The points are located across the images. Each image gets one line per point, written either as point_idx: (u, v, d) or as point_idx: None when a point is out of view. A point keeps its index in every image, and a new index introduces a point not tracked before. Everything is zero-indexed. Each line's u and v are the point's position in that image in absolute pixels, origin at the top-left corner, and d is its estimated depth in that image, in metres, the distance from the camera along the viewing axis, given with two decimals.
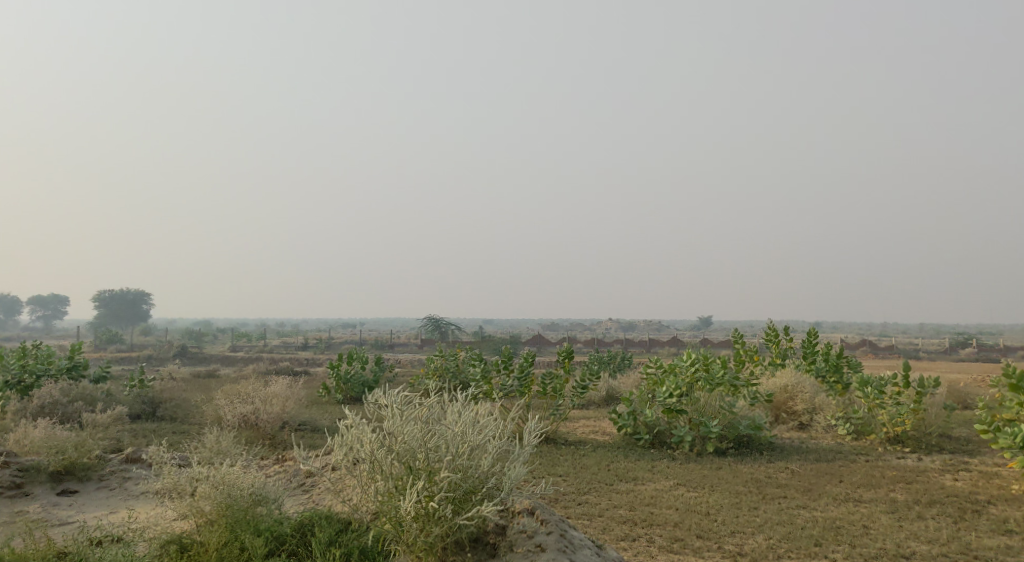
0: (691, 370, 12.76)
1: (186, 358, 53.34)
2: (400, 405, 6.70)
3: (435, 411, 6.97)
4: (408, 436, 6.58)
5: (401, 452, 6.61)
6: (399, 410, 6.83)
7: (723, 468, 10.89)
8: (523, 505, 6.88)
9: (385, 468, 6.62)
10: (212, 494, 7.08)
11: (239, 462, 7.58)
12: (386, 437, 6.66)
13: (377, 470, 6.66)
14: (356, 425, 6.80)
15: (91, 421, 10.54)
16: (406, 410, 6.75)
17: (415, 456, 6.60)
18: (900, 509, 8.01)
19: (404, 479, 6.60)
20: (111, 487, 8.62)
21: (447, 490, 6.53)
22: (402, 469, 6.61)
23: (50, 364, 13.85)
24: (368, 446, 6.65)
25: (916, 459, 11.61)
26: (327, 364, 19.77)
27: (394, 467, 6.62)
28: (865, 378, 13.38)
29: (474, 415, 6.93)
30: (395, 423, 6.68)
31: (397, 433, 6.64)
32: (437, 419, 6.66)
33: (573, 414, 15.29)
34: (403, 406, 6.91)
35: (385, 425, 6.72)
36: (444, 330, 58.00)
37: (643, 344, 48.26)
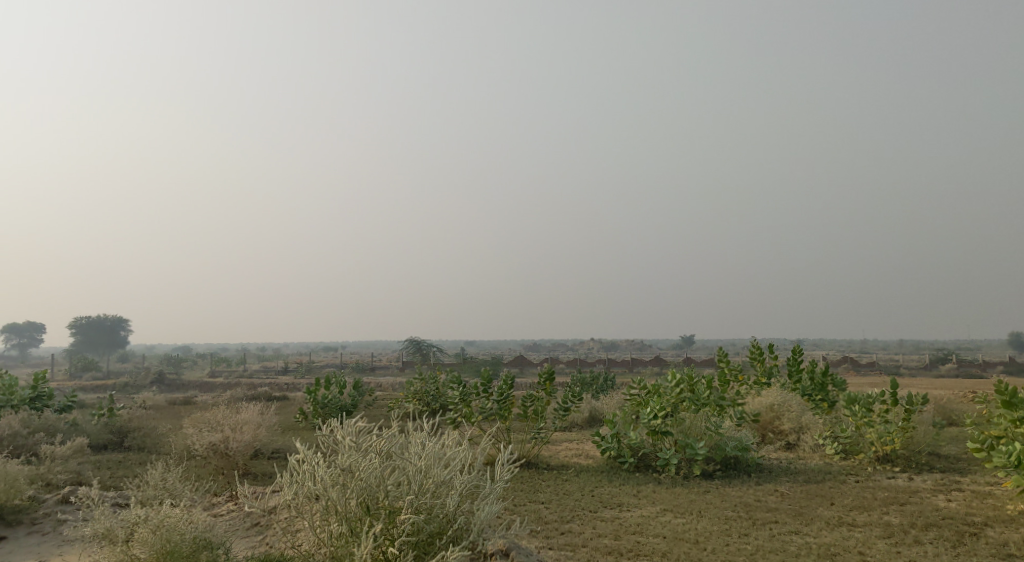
0: (675, 391, 12.45)
1: (164, 384, 52.50)
2: (354, 439, 6.38)
3: (396, 443, 6.62)
4: (365, 471, 6.24)
5: (357, 491, 6.26)
6: (355, 443, 6.48)
7: (710, 491, 10.56)
8: (497, 545, 6.65)
9: (340, 509, 6.26)
10: (149, 540, 6.70)
11: (183, 502, 7.20)
12: (341, 473, 6.30)
13: (332, 511, 6.30)
14: (308, 461, 6.45)
15: (49, 454, 10.07)
16: (362, 443, 6.41)
17: (373, 494, 6.26)
18: (896, 534, 7.71)
19: (362, 519, 6.24)
20: (44, 533, 8.11)
21: (408, 533, 6.21)
22: (359, 510, 6.26)
23: (12, 393, 13.36)
24: (322, 483, 6.29)
25: (907, 478, 11.34)
26: (304, 389, 19.31)
27: (350, 505, 6.25)
28: (852, 395, 13.12)
29: (439, 448, 6.63)
30: (349, 458, 6.34)
31: (353, 470, 6.29)
32: (397, 454, 6.36)
33: (555, 437, 14.92)
34: (359, 438, 6.56)
35: (340, 460, 6.37)
36: (426, 352, 57.56)
37: (626, 363, 48.10)
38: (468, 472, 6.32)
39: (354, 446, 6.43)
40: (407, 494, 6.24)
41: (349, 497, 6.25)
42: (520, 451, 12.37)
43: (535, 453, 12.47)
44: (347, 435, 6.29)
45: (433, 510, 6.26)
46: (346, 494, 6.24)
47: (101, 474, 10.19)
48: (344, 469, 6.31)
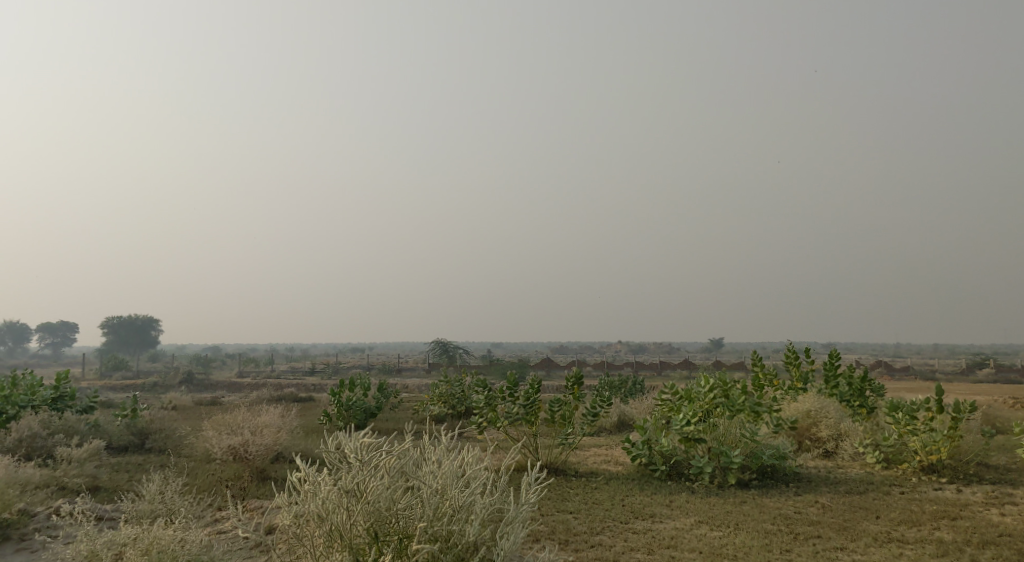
0: (708, 396, 11.97)
1: (192, 384, 52.84)
2: (362, 455, 5.95)
3: (408, 458, 6.22)
4: (374, 495, 5.91)
5: (365, 515, 5.94)
6: (362, 459, 6.04)
7: (747, 502, 10.08)
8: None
9: (347, 536, 5.92)
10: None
11: (180, 522, 6.93)
12: (348, 496, 5.93)
13: (335, 536, 5.94)
14: (312, 480, 6.04)
15: (65, 456, 9.87)
16: (371, 462, 6.00)
17: (386, 518, 5.98)
18: (952, 552, 7.23)
19: (373, 544, 5.94)
20: (32, 549, 7.59)
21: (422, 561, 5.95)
22: (367, 537, 5.94)
23: (34, 394, 13.22)
24: (327, 505, 5.94)
25: (956, 490, 10.77)
26: (328, 391, 19.08)
27: (358, 529, 5.93)
28: (895, 402, 12.55)
29: (458, 466, 6.32)
30: (356, 478, 5.94)
31: (362, 492, 5.94)
32: (410, 475, 6.02)
33: (583, 442, 14.49)
34: (367, 451, 6.13)
35: (347, 480, 5.96)
36: (453, 355, 57.57)
37: (654, 367, 47.49)
38: (489, 496, 6.02)
39: (361, 464, 6.01)
40: (422, 521, 5.98)
41: (357, 521, 5.94)
42: (547, 458, 11.97)
43: (562, 459, 12.06)
44: (355, 453, 5.85)
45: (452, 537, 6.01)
46: (354, 517, 5.92)
47: (118, 479, 9.95)
48: (351, 490, 5.94)
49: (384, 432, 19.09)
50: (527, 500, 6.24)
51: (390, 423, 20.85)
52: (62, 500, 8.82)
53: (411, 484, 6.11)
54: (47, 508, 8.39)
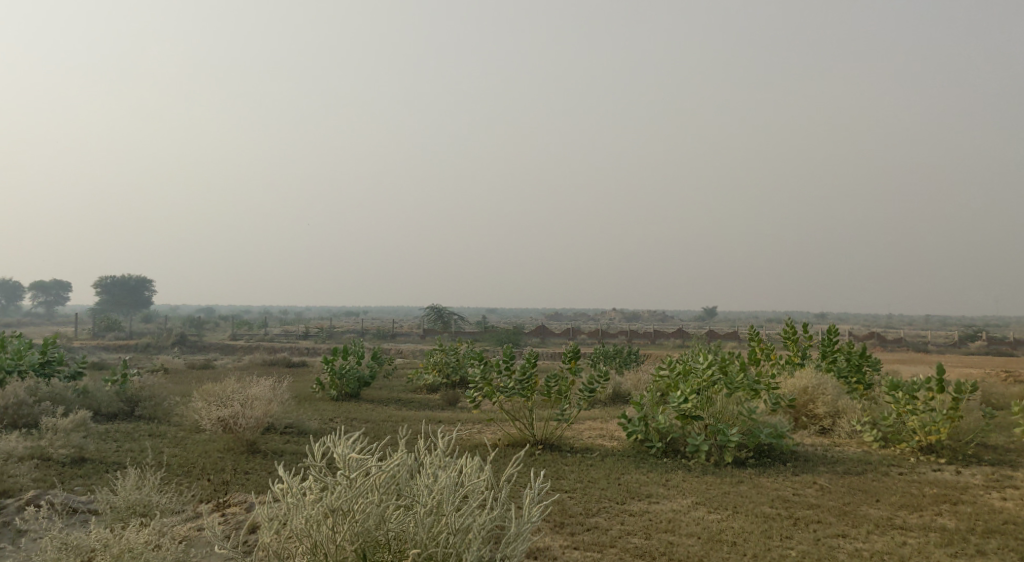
0: (706, 373, 11.77)
1: (185, 346, 52.65)
2: (352, 474, 5.59)
3: (401, 471, 5.84)
4: (363, 515, 5.57)
5: (352, 535, 5.62)
6: (349, 475, 5.68)
7: (744, 482, 9.94)
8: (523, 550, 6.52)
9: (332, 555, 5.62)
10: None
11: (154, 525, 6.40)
12: (334, 517, 5.58)
13: (319, 554, 5.64)
14: (295, 495, 5.69)
15: (51, 426, 9.59)
16: (359, 480, 5.63)
17: (376, 537, 5.66)
18: (956, 542, 7.10)
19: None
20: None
21: None
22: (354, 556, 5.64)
23: (21, 359, 12.93)
24: (312, 524, 5.62)
25: (955, 472, 10.64)
26: (321, 358, 18.87)
27: (345, 548, 5.62)
28: (896, 381, 12.38)
29: (456, 480, 5.88)
30: (345, 498, 5.58)
31: (348, 512, 5.60)
32: (403, 494, 5.65)
33: (579, 415, 14.34)
34: (355, 465, 5.75)
35: (333, 498, 5.61)
36: (447, 320, 57.49)
37: (648, 335, 47.48)
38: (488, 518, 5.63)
39: (349, 482, 5.65)
40: (414, 542, 5.63)
41: (343, 541, 5.61)
42: (542, 433, 11.81)
43: (557, 434, 11.91)
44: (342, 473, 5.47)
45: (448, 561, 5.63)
46: (340, 539, 5.59)
47: (105, 453, 9.71)
48: (337, 510, 5.59)
49: (377, 400, 18.93)
50: (528, 519, 5.87)
51: (383, 390, 20.70)
52: (47, 473, 8.56)
53: (403, 501, 5.78)
54: (31, 482, 8.14)
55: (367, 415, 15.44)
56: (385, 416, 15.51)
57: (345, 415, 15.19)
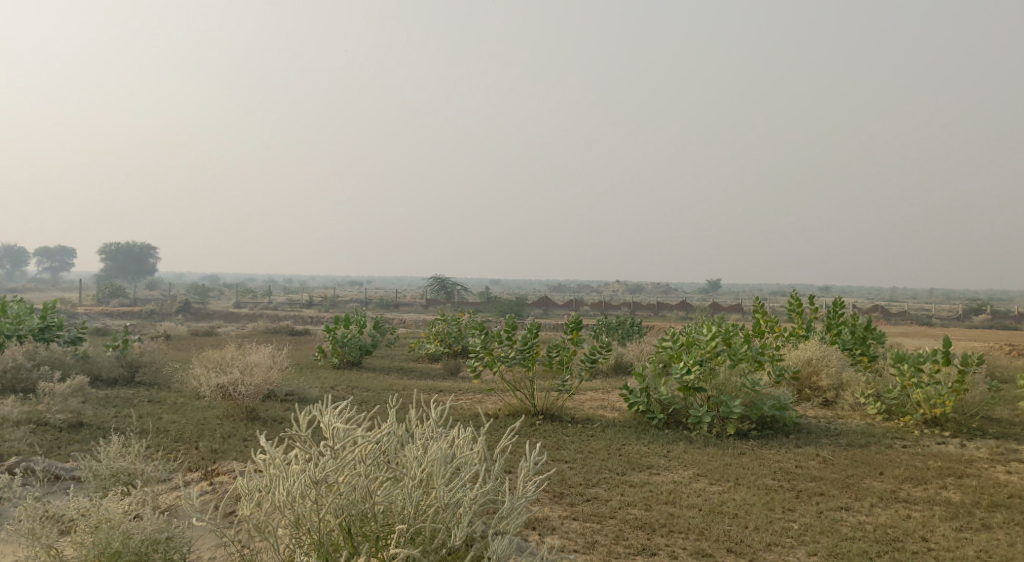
0: (710, 344, 11.64)
1: (190, 314, 52.75)
2: (338, 442, 5.19)
3: (390, 442, 5.48)
4: (349, 487, 5.16)
5: (337, 508, 5.18)
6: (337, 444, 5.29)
7: (746, 454, 9.86)
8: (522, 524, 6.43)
9: (316, 531, 5.18)
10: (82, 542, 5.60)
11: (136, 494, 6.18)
12: (317, 488, 5.15)
13: (302, 529, 5.19)
14: (278, 464, 5.26)
15: (48, 391, 9.51)
16: (346, 448, 5.24)
17: (362, 512, 5.23)
18: (962, 516, 7.00)
19: (345, 542, 5.22)
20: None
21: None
22: (339, 532, 5.20)
23: (20, 323, 12.84)
24: (294, 497, 5.19)
25: (960, 445, 10.54)
26: (322, 326, 18.80)
27: (329, 522, 5.19)
28: (901, 353, 12.24)
29: (448, 454, 5.50)
30: (330, 468, 5.17)
31: (334, 481, 5.19)
32: (392, 464, 5.25)
33: (580, 386, 14.27)
34: (343, 433, 5.39)
35: (317, 468, 5.20)
36: (450, 290, 57.53)
37: (652, 307, 47.43)
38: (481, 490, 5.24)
39: (335, 452, 5.25)
40: (402, 516, 5.21)
41: (327, 516, 5.18)
42: (543, 403, 11.73)
43: (558, 405, 11.84)
44: (327, 440, 5.07)
45: (438, 537, 5.21)
46: (324, 512, 5.15)
47: (103, 419, 9.63)
48: (321, 482, 5.16)
49: (379, 369, 18.90)
50: (523, 495, 5.49)
51: (385, 359, 20.66)
52: (44, 437, 8.50)
53: (391, 473, 5.37)
54: (26, 448, 8.06)
55: (368, 384, 15.40)
56: (386, 384, 15.47)
57: (346, 383, 15.14)
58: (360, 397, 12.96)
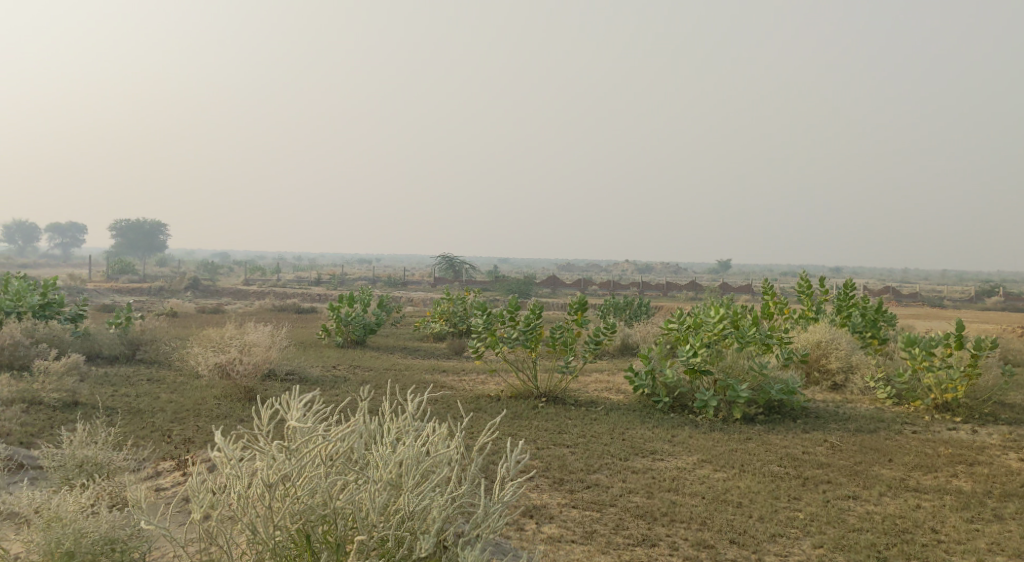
0: (716, 327, 11.39)
1: (198, 290, 52.83)
2: (293, 442, 4.75)
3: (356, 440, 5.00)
4: (305, 491, 4.73)
5: (294, 513, 4.75)
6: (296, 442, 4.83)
7: (752, 439, 9.66)
8: (518, 512, 6.28)
9: (270, 538, 4.75)
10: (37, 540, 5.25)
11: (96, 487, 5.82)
12: (271, 492, 4.72)
13: (255, 536, 4.76)
14: (232, 464, 4.81)
15: (42, 369, 9.38)
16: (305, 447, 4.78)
17: (322, 518, 4.80)
18: (973, 505, 6.80)
19: (304, 549, 4.81)
20: None
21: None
22: (297, 539, 4.79)
23: (20, 300, 12.71)
24: (246, 501, 4.75)
25: (972, 431, 10.31)
26: (326, 305, 18.68)
27: (286, 529, 4.76)
28: (913, 337, 11.96)
29: (419, 455, 5.00)
30: (285, 470, 4.74)
31: (293, 483, 4.76)
32: (353, 465, 4.79)
33: (585, 367, 14.09)
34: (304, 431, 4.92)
35: (273, 469, 4.76)
36: (458, 269, 57.44)
37: (660, 287, 47.20)
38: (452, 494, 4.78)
39: (289, 452, 4.81)
40: (364, 524, 4.74)
41: (283, 522, 4.75)
42: (546, 385, 11.56)
43: (562, 387, 11.66)
44: (279, 439, 4.63)
45: (405, 545, 4.76)
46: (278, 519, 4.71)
47: (99, 398, 9.50)
48: (275, 485, 4.73)
49: (384, 348, 18.79)
50: (502, 498, 4.99)
51: (389, 338, 20.54)
52: (37, 417, 8.37)
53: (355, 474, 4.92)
54: (19, 428, 7.93)
55: (371, 363, 15.27)
56: (389, 364, 15.34)
57: (349, 362, 15.02)
58: (362, 376, 12.82)
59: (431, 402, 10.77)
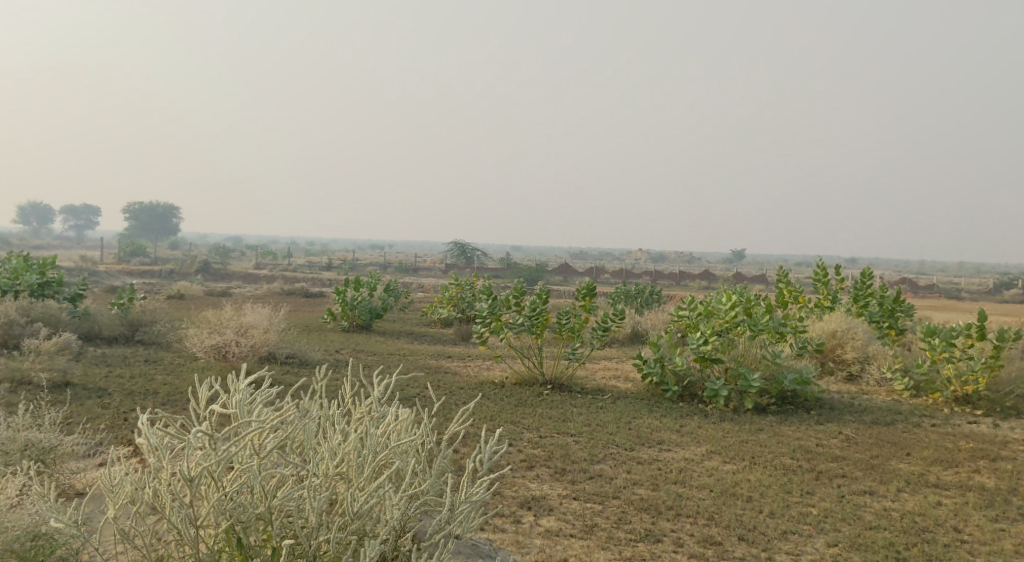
0: (728, 314, 11.04)
1: (209, 274, 52.80)
2: (219, 432, 4.28)
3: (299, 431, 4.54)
4: (236, 487, 4.27)
5: (223, 510, 4.29)
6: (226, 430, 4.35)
7: (764, 431, 9.32)
8: (517, 505, 5.98)
9: (196, 538, 4.30)
10: None
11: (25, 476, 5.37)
12: (193, 488, 4.23)
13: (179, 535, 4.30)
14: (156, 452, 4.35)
15: (31, 347, 9.13)
16: (236, 437, 4.30)
17: (256, 517, 4.36)
18: (997, 504, 6.43)
19: (234, 552, 4.36)
20: None
21: None
22: (225, 540, 4.34)
23: (18, 279, 12.48)
24: (169, 496, 4.29)
25: (994, 425, 9.92)
26: (332, 289, 18.42)
27: (214, 527, 4.31)
28: (933, 327, 11.52)
29: (371, 452, 4.59)
30: (212, 464, 4.26)
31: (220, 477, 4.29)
32: (292, 460, 4.36)
33: (594, 355, 13.77)
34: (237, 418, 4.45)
35: (200, 462, 4.29)
36: (470, 255, 57.24)
37: (672, 276, 46.75)
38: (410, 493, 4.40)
39: (216, 443, 4.32)
40: (303, 528, 4.32)
41: (209, 520, 4.31)
42: (552, 372, 11.23)
43: (568, 373, 11.36)
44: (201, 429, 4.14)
45: (351, 551, 4.36)
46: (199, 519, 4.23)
47: (90, 379, 9.25)
48: (197, 480, 4.24)
49: (390, 333, 18.52)
50: (469, 498, 4.55)
51: (396, 323, 20.28)
52: (23, 396, 8.13)
53: (294, 468, 4.51)
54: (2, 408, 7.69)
55: (377, 348, 15.01)
56: (394, 349, 15.06)
57: (353, 346, 14.76)
58: (364, 361, 12.55)
59: (432, 388, 10.48)
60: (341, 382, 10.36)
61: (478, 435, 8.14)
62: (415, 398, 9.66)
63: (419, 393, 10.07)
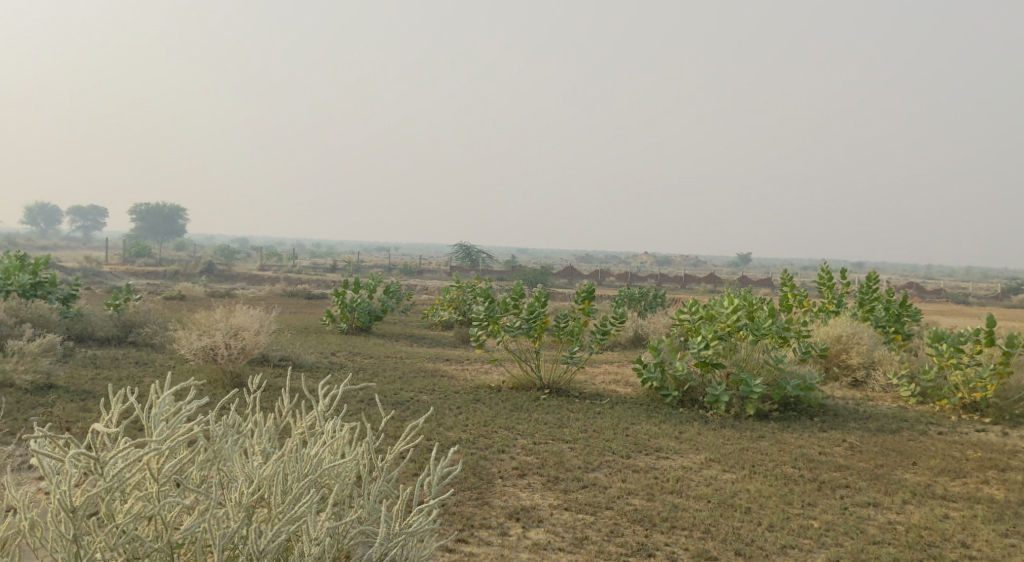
0: (731, 318, 10.80)
1: (213, 275, 52.70)
2: (109, 456, 3.96)
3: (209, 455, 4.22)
4: (128, 519, 3.98)
5: (116, 540, 4.01)
6: (121, 454, 4.02)
7: (766, 438, 9.08)
8: (505, 515, 5.76)
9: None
10: None
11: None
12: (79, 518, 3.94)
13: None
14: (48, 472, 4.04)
15: (14, 349, 8.94)
16: (130, 464, 3.98)
17: (155, 551, 4.11)
18: (1007, 517, 6.18)
19: None
20: None
21: None
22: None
23: (9, 279, 12.29)
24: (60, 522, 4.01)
25: (1002, 433, 9.66)
26: (331, 290, 18.22)
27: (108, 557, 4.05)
28: (940, 332, 11.24)
29: (293, 483, 4.31)
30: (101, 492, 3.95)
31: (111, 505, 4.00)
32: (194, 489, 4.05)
33: (594, 359, 13.54)
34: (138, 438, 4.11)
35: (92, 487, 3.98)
36: (475, 258, 57.07)
37: (676, 279, 46.49)
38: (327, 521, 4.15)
39: (109, 468, 4.00)
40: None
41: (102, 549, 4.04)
42: (550, 377, 11.01)
43: (566, 378, 11.14)
44: (84, 452, 3.86)
45: None
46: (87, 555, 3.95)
47: (76, 382, 9.04)
48: (83, 509, 3.95)
49: (389, 335, 18.32)
50: (397, 536, 4.27)
51: (396, 325, 20.07)
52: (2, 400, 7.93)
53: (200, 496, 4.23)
54: None
55: (375, 350, 14.80)
56: (393, 351, 14.86)
57: (351, 349, 14.55)
58: (360, 364, 12.34)
59: (428, 391, 10.27)
60: (334, 385, 10.15)
61: (470, 440, 7.91)
62: (408, 402, 9.44)
63: (414, 396, 9.86)
